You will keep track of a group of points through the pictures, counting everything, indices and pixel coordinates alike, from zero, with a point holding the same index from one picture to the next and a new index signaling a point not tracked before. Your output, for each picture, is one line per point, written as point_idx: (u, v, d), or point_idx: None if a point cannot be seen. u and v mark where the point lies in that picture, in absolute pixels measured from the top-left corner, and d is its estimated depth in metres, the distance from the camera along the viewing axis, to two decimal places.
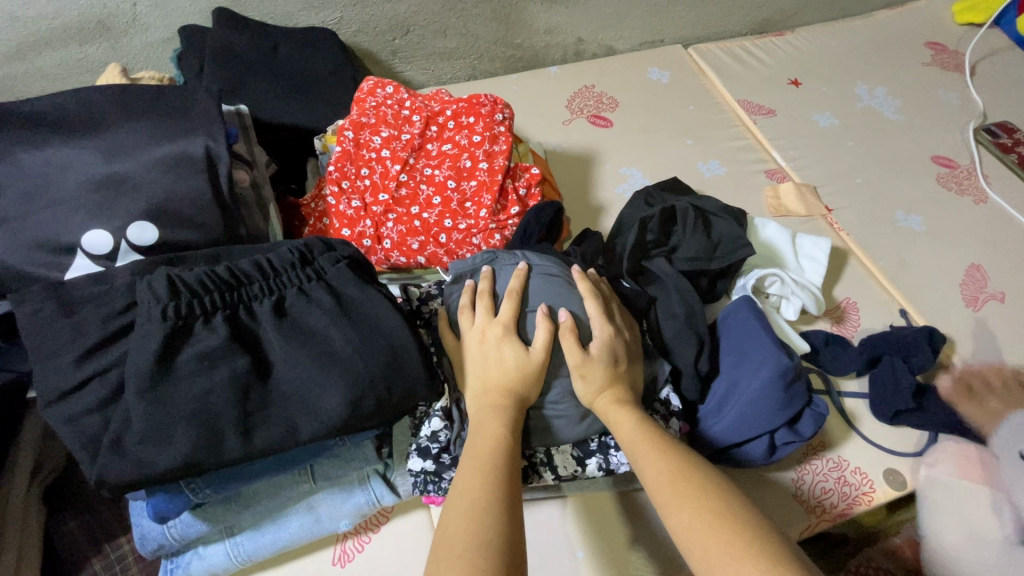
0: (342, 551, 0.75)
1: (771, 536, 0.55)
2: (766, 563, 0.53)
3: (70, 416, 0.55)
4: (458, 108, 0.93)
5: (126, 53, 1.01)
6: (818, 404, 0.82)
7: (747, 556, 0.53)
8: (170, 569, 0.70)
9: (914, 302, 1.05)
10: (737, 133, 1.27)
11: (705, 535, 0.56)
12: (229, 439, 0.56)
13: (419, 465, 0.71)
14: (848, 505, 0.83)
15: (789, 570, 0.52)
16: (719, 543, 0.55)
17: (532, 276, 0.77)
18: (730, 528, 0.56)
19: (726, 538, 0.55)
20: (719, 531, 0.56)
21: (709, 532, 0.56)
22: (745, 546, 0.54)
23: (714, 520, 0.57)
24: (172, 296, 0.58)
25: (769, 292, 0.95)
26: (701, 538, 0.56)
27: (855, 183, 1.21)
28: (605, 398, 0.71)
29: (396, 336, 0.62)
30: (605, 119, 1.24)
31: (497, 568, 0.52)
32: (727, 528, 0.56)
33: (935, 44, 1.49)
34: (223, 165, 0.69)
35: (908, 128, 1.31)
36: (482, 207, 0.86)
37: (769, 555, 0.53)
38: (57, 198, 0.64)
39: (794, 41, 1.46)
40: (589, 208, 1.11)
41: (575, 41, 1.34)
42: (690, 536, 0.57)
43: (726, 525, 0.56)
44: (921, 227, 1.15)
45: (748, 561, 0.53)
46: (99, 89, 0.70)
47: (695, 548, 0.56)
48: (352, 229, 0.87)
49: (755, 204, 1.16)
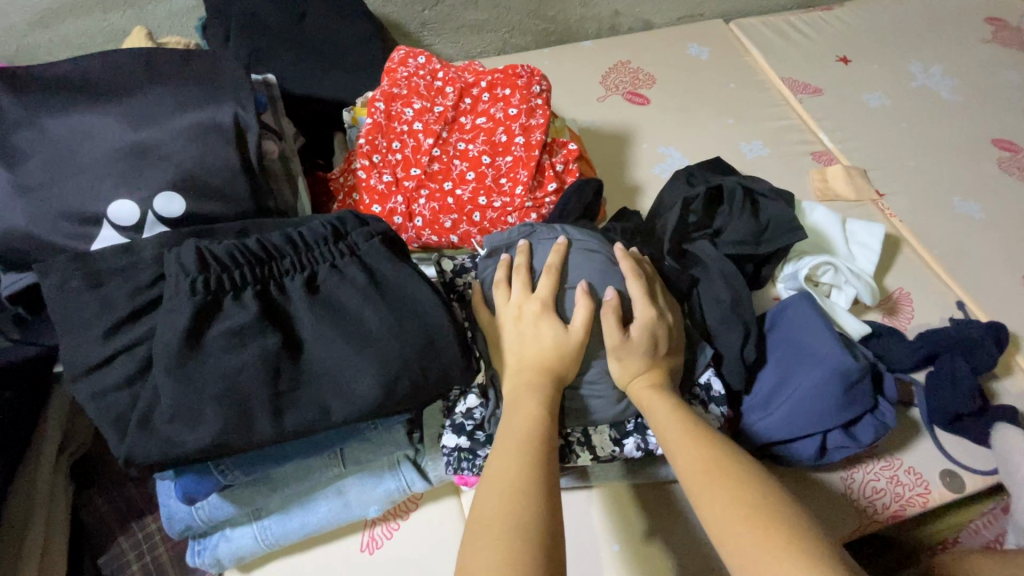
0: (370, 538, 0.73)
1: (811, 531, 0.52)
2: (803, 557, 0.50)
3: (97, 391, 0.53)
4: (493, 79, 0.88)
5: (151, 22, 0.98)
6: (882, 413, 0.77)
7: (785, 553, 0.50)
8: (198, 551, 0.68)
9: (972, 295, 0.98)
10: (781, 112, 1.21)
11: (741, 527, 0.53)
12: (260, 419, 0.53)
13: (454, 441, 0.68)
14: (901, 507, 0.79)
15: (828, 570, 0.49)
16: (754, 537, 0.52)
17: (572, 251, 0.73)
18: (766, 521, 0.52)
19: (761, 532, 0.52)
20: (755, 524, 0.52)
21: (744, 526, 0.53)
22: (783, 541, 0.51)
23: (749, 513, 0.53)
24: (201, 270, 0.56)
25: (821, 281, 0.89)
26: (736, 531, 0.53)
27: (908, 166, 1.14)
28: (640, 382, 0.67)
29: (432, 317, 0.59)
30: (642, 97, 1.18)
31: (532, 552, 0.49)
32: (762, 522, 0.52)
33: (996, 19, 1.39)
34: (252, 134, 0.65)
35: (966, 108, 1.23)
36: (518, 183, 0.82)
37: (808, 554, 0.50)
38: (83, 166, 0.62)
39: (843, 15, 1.37)
40: (625, 188, 1.06)
41: (611, 14, 1.28)
42: (724, 527, 0.53)
43: (762, 520, 0.52)
44: (980, 214, 1.08)
45: (784, 557, 0.50)
46: (125, 52, 0.67)
47: (728, 542, 0.53)
48: (382, 205, 0.83)
49: (801, 187, 1.09)
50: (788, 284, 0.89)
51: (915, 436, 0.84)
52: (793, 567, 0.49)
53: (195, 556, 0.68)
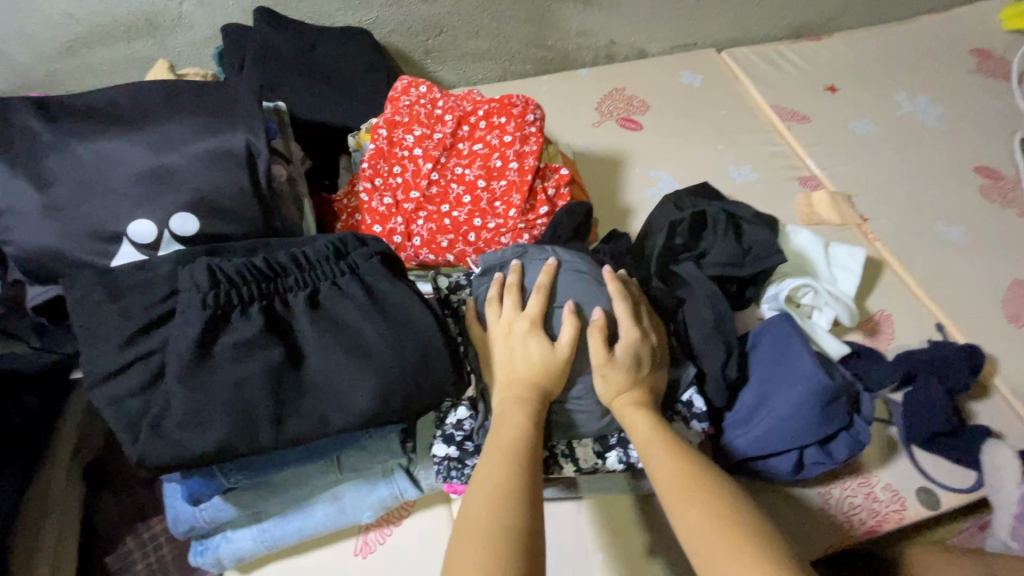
0: (364, 542, 0.76)
1: (778, 540, 0.56)
2: (771, 564, 0.53)
3: (112, 398, 0.57)
4: (489, 109, 0.93)
5: (170, 50, 1.04)
6: (858, 432, 0.80)
7: (753, 559, 0.53)
8: (200, 551, 0.72)
9: (952, 317, 1.02)
10: (770, 138, 1.25)
11: (714, 535, 0.56)
12: (263, 427, 0.57)
13: (443, 451, 0.71)
14: (877, 523, 0.81)
15: None
16: (725, 545, 0.55)
17: (561, 272, 0.77)
18: (737, 531, 0.56)
19: (731, 541, 0.55)
20: (726, 532, 0.56)
21: (717, 534, 0.56)
22: (752, 549, 0.54)
23: (722, 523, 0.57)
24: (213, 286, 0.60)
25: (801, 302, 0.93)
26: (709, 539, 0.56)
27: (893, 192, 1.18)
28: (624, 398, 0.70)
29: (425, 333, 0.63)
30: (635, 123, 1.23)
31: (516, 552, 0.53)
32: (734, 531, 0.56)
33: (981, 50, 1.44)
34: (262, 160, 0.71)
35: (950, 136, 1.27)
36: (511, 206, 0.87)
37: (775, 561, 0.53)
38: (106, 188, 0.67)
39: (832, 45, 1.43)
40: (617, 210, 1.10)
41: (607, 43, 1.34)
42: (698, 535, 0.57)
43: (734, 529, 0.56)
44: (962, 239, 1.12)
45: (753, 562, 0.53)
46: (149, 85, 0.73)
47: (702, 548, 0.56)
48: (383, 225, 0.88)
49: (787, 211, 1.13)
50: (770, 305, 0.93)
51: (892, 455, 0.87)
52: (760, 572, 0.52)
53: (197, 556, 0.72)
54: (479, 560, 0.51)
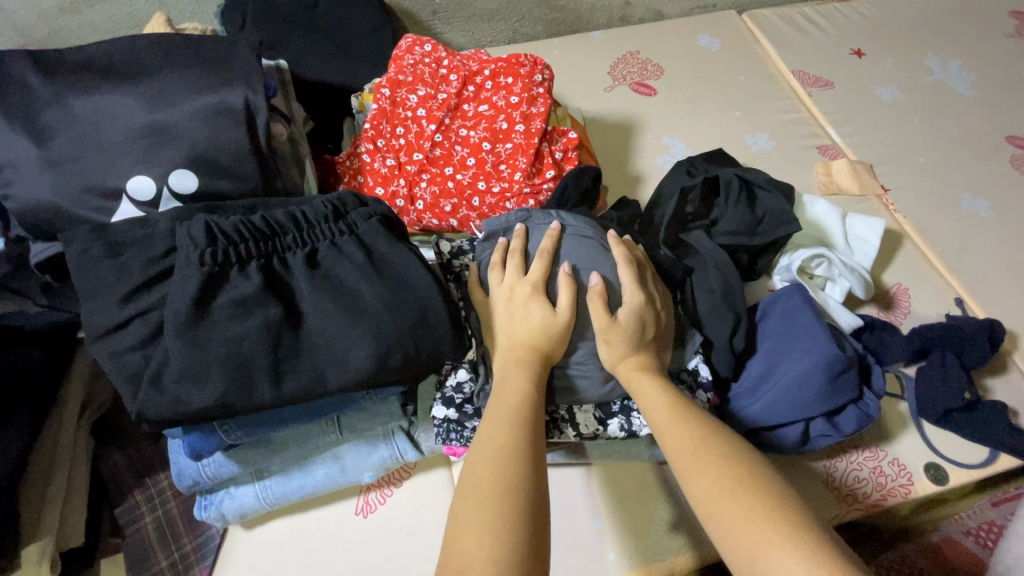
0: (365, 502, 0.77)
1: (792, 504, 0.55)
2: (786, 527, 0.52)
3: (114, 351, 0.58)
4: (496, 68, 0.91)
5: (172, 8, 1.03)
6: (867, 405, 0.78)
7: (767, 521, 0.53)
8: (204, 505, 0.73)
9: (973, 293, 0.98)
10: (790, 105, 1.20)
11: (727, 499, 0.55)
12: (260, 384, 0.57)
13: (443, 413, 0.71)
14: (882, 496, 0.80)
15: (808, 536, 0.51)
16: (737, 507, 0.54)
17: (565, 237, 0.75)
18: (750, 495, 0.55)
19: (745, 504, 0.54)
20: (740, 496, 0.55)
21: (728, 498, 0.55)
22: (764, 513, 0.53)
23: (734, 486, 0.56)
24: (209, 243, 0.60)
25: (814, 273, 0.90)
26: (719, 501, 0.55)
27: (916, 162, 1.13)
28: (628, 364, 0.69)
29: (424, 294, 0.62)
30: (648, 87, 1.19)
31: (521, 513, 0.52)
32: (747, 494, 0.55)
33: (1021, 13, 1.36)
34: (260, 116, 0.69)
35: (981, 104, 1.21)
36: (516, 169, 0.85)
37: (789, 523, 0.53)
38: (105, 143, 0.66)
39: (860, 7, 1.36)
40: (627, 178, 1.07)
41: (621, 4, 1.28)
42: (711, 500, 0.56)
43: (746, 492, 0.55)
44: (988, 212, 1.07)
45: (768, 527, 0.52)
46: (147, 39, 0.72)
47: (714, 513, 0.55)
48: (385, 187, 0.87)
49: (805, 180, 1.09)
50: (782, 275, 0.90)
51: (901, 429, 0.85)
52: (775, 534, 0.52)
53: (202, 510, 0.73)
54: (483, 519, 0.52)
